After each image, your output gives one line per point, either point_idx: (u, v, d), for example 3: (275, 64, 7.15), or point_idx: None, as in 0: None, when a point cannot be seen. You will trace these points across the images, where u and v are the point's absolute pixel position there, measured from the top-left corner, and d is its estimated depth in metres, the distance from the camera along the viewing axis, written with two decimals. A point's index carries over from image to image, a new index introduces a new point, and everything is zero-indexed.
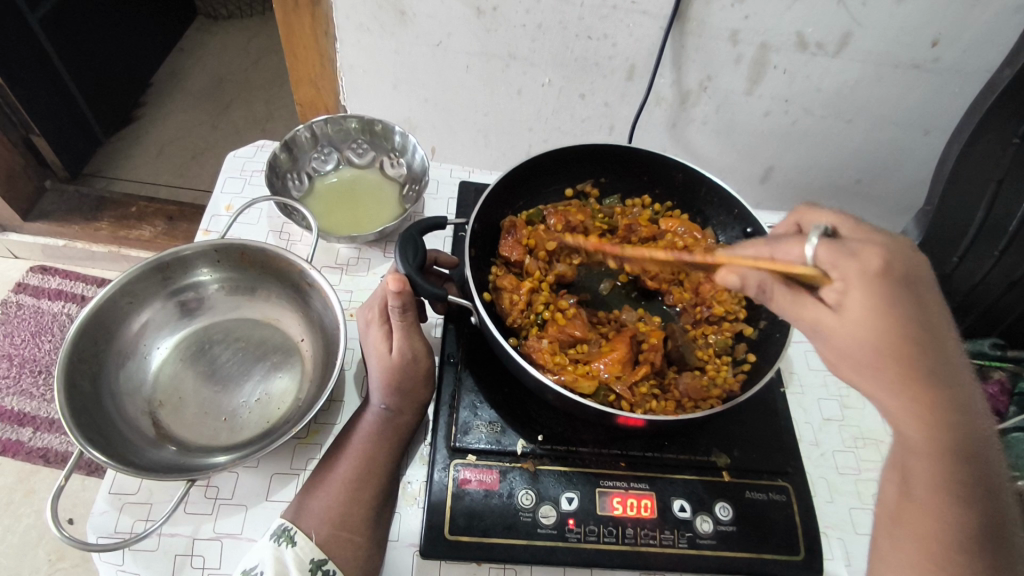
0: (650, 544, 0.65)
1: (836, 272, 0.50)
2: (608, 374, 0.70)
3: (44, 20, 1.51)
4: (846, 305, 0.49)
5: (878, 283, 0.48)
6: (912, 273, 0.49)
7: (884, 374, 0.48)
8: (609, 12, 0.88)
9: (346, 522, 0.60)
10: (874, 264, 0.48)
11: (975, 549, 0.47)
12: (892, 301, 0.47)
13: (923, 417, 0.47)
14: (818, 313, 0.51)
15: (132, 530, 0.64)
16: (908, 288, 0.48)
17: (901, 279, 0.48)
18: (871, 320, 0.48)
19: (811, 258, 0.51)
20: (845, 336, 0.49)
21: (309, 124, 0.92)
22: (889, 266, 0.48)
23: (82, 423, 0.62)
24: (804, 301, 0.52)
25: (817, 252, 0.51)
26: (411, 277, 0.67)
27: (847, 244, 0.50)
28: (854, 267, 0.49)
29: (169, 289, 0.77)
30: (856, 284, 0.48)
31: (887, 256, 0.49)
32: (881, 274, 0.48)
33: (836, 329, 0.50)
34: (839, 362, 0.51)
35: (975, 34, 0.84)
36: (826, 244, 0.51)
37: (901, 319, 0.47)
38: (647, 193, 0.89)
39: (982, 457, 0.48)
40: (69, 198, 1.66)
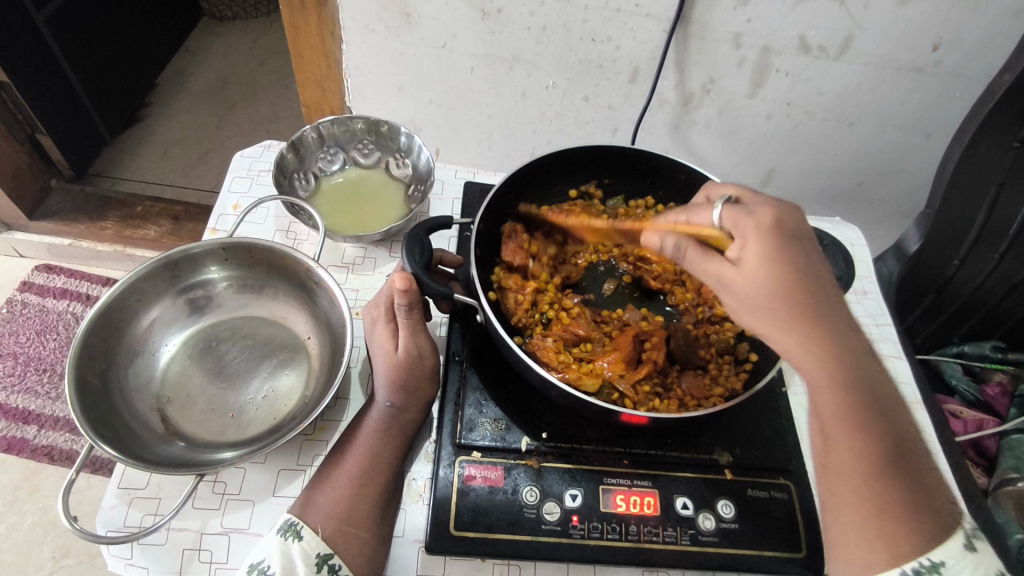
0: (652, 541, 0.66)
1: (738, 230, 0.55)
2: (611, 372, 0.71)
3: (51, 21, 1.52)
4: (744, 258, 0.54)
5: (771, 234, 0.53)
6: (795, 225, 0.55)
7: (784, 314, 0.52)
8: (613, 15, 0.89)
9: (351, 517, 0.61)
10: (769, 221, 0.54)
11: (892, 474, 0.51)
12: (783, 251, 0.53)
13: (822, 354, 0.52)
14: (720, 269, 0.55)
15: (140, 524, 0.65)
16: (795, 237, 0.54)
17: (790, 232, 0.54)
18: (763, 266, 0.52)
19: (717, 220, 0.57)
20: (745, 285, 0.54)
21: (316, 124, 0.93)
22: (780, 222, 0.54)
23: (91, 417, 0.63)
24: (712, 261, 0.56)
25: (721, 215, 0.57)
26: (418, 276, 0.68)
27: (745, 206, 0.56)
28: (750, 224, 0.54)
29: (178, 286, 0.78)
30: (752, 239, 0.53)
31: (779, 215, 0.55)
32: (775, 228, 0.54)
33: (735, 279, 0.54)
34: (746, 309, 0.55)
35: (976, 38, 0.84)
36: (729, 207, 0.57)
37: (786, 264, 0.52)
38: (651, 194, 0.90)
39: (875, 384, 0.53)
40: (75, 197, 1.67)
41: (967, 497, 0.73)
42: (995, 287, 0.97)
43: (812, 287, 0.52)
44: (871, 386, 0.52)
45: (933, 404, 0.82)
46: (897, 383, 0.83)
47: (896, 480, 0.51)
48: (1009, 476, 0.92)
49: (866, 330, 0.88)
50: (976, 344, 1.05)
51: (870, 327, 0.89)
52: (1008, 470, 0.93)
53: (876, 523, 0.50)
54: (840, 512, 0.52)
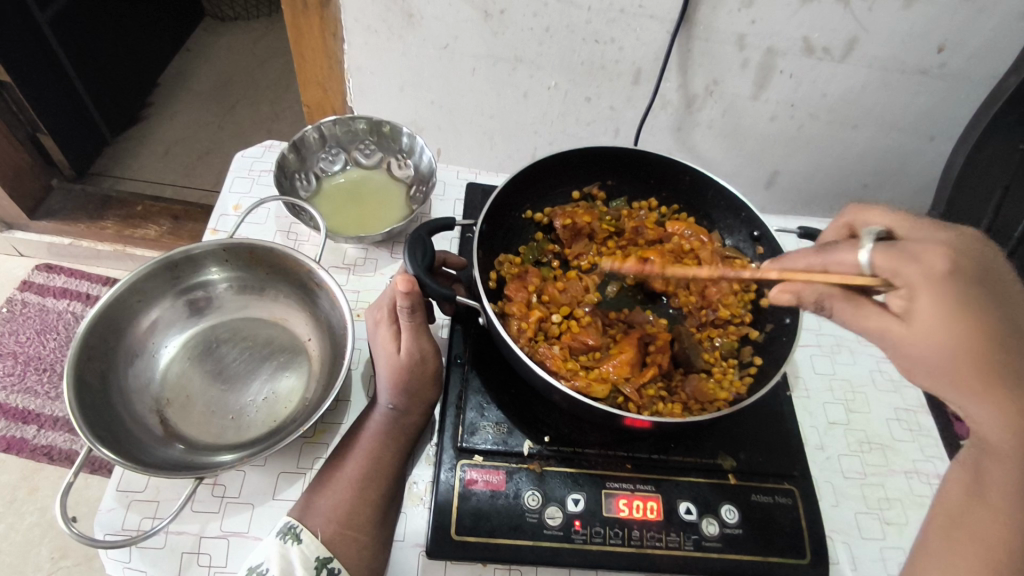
0: (655, 546, 0.65)
1: (899, 278, 0.49)
2: (616, 376, 0.70)
3: (53, 22, 1.52)
4: (915, 313, 0.48)
5: (947, 282, 0.47)
6: (983, 268, 0.49)
7: (974, 376, 0.48)
8: (616, 16, 0.89)
9: (353, 521, 0.60)
10: (940, 267, 0.48)
11: None
12: (963, 301, 0.47)
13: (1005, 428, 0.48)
14: (887, 325, 0.50)
15: (139, 527, 0.64)
16: (978, 282, 0.48)
17: (971, 274, 0.48)
18: (948, 326, 0.47)
19: (867, 263, 0.51)
20: (915, 348, 0.49)
21: (318, 125, 0.92)
22: (957, 263, 0.48)
23: (90, 420, 0.62)
24: (870, 313, 0.51)
25: (872, 258, 0.51)
26: (420, 278, 0.68)
27: (904, 245, 0.50)
28: (916, 273, 0.48)
29: (178, 287, 0.77)
30: (924, 292, 0.48)
31: (953, 254, 0.48)
32: (951, 273, 0.47)
33: (906, 337, 0.49)
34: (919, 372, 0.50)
35: (981, 41, 0.84)
36: (882, 249, 0.50)
37: (981, 321, 0.47)
38: (654, 195, 0.89)
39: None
40: (75, 196, 1.66)
41: None
42: None
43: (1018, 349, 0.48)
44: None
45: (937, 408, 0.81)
46: (901, 387, 0.83)
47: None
48: None
49: None
50: None
51: None
52: None
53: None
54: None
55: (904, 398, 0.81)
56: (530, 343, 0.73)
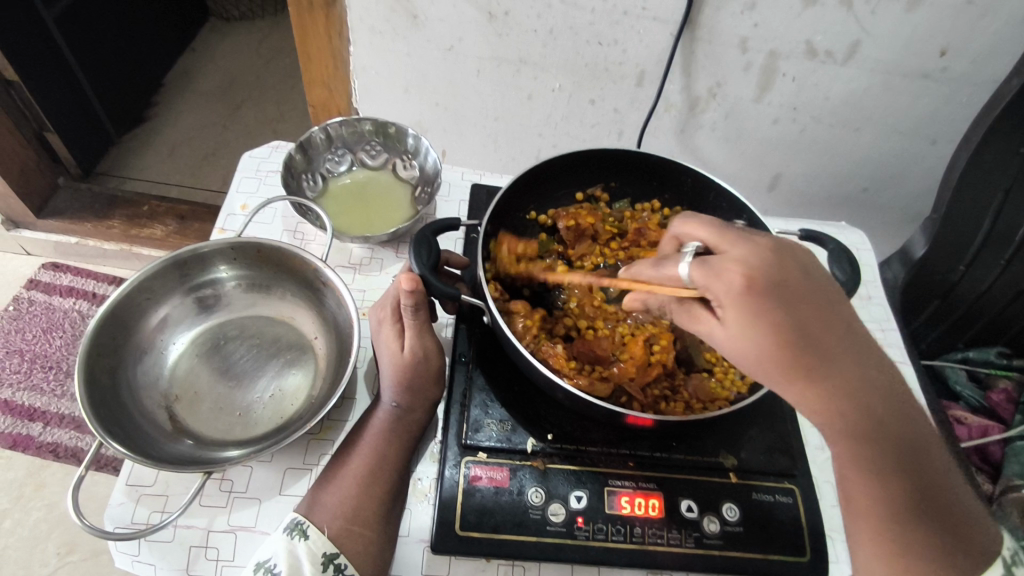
0: (657, 543, 0.66)
1: (710, 293, 0.51)
2: (621, 376, 0.71)
3: (60, 20, 1.53)
4: (727, 324, 0.51)
5: (745, 302, 0.49)
6: (779, 280, 0.50)
7: (778, 373, 0.50)
8: (620, 19, 0.89)
9: (358, 517, 0.61)
10: (739, 285, 0.49)
11: (909, 515, 0.52)
12: (761, 315, 0.49)
13: (825, 406, 0.51)
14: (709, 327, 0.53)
15: (148, 521, 0.65)
16: (772, 297, 0.49)
17: (767, 291, 0.49)
18: (750, 335, 0.49)
19: (687, 278, 0.53)
20: (736, 351, 0.51)
21: (324, 126, 0.93)
22: (753, 282, 0.49)
23: (100, 414, 0.63)
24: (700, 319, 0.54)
25: (690, 273, 0.52)
26: (425, 277, 0.69)
27: (713, 263, 0.51)
28: (721, 291, 0.50)
29: (187, 285, 0.78)
30: (729, 307, 0.49)
31: (750, 274, 0.49)
32: (748, 293, 0.49)
33: (724, 341, 0.52)
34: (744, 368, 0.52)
35: (982, 44, 0.84)
36: (697, 266, 0.51)
37: (777, 329, 0.49)
38: (657, 197, 0.90)
39: (901, 419, 0.52)
40: (82, 195, 1.67)
41: None
42: (1001, 294, 0.96)
43: (809, 339, 0.50)
44: (884, 428, 0.52)
45: (937, 412, 0.82)
46: None
47: (920, 522, 0.52)
48: (1014, 483, 0.93)
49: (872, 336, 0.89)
50: (980, 350, 1.06)
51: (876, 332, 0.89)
52: (1013, 476, 0.94)
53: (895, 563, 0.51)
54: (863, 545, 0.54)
55: None
56: (533, 340, 0.74)
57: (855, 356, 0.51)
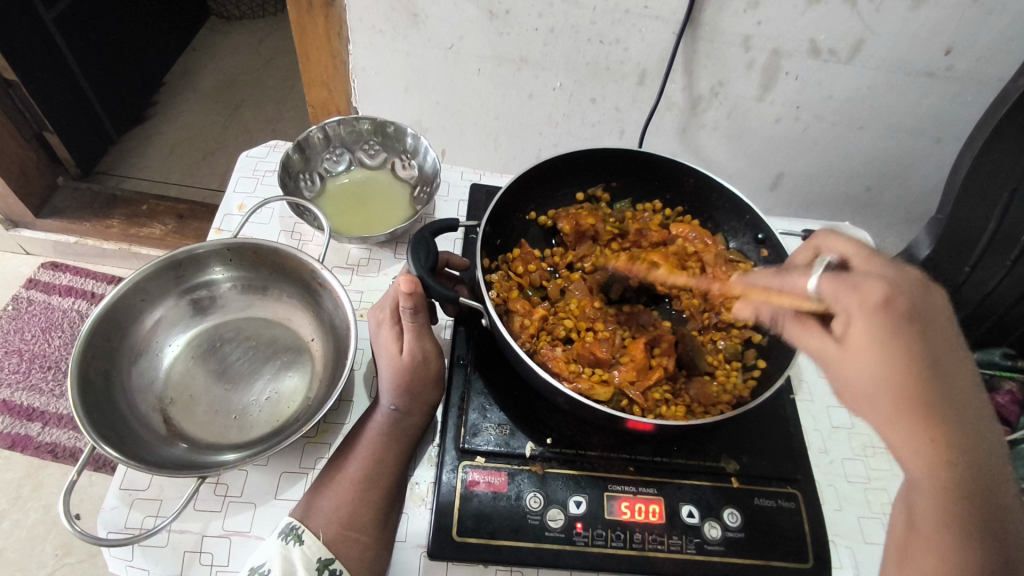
0: (657, 549, 0.65)
1: (840, 303, 0.55)
2: (622, 379, 0.70)
3: (59, 19, 1.52)
4: (847, 337, 0.54)
5: (876, 315, 0.52)
6: (918, 312, 0.53)
7: (887, 401, 0.51)
8: (621, 17, 0.88)
9: (355, 522, 0.61)
10: (874, 296, 0.53)
11: None
12: (891, 334, 0.52)
13: (930, 454, 0.50)
14: (825, 343, 0.57)
15: (141, 526, 0.64)
16: (908, 319, 0.52)
17: (903, 312, 0.52)
18: (870, 348, 0.52)
19: (816, 288, 0.58)
20: (846, 367, 0.55)
21: (322, 125, 0.92)
22: (892, 300, 0.52)
23: (94, 419, 0.62)
24: (811, 331, 0.59)
25: (820, 283, 0.57)
26: (423, 279, 0.67)
27: (850, 278, 0.55)
28: (853, 300, 0.54)
29: (182, 287, 0.77)
30: (858, 318, 0.53)
31: (890, 291, 0.53)
32: (882, 307, 0.52)
33: (838, 358, 0.55)
34: (852, 395, 0.54)
35: (989, 42, 0.83)
36: (830, 277, 0.57)
37: (902, 355, 0.51)
38: (658, 197, 0.89)
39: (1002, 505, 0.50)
40: (81, 195, 1.66)
41: None
42: (1007, 293, 0.95)
43: (933, 376, 0.51)
44: (985, 502, 0.50)
45: None
46: None
47: None
48: None
49: None
50: (985, 351, 1.04)
51: None
52: None
53: None
54: None
55: None
56: (532, 341, 0.73)
57: (971, 422, 0.51)
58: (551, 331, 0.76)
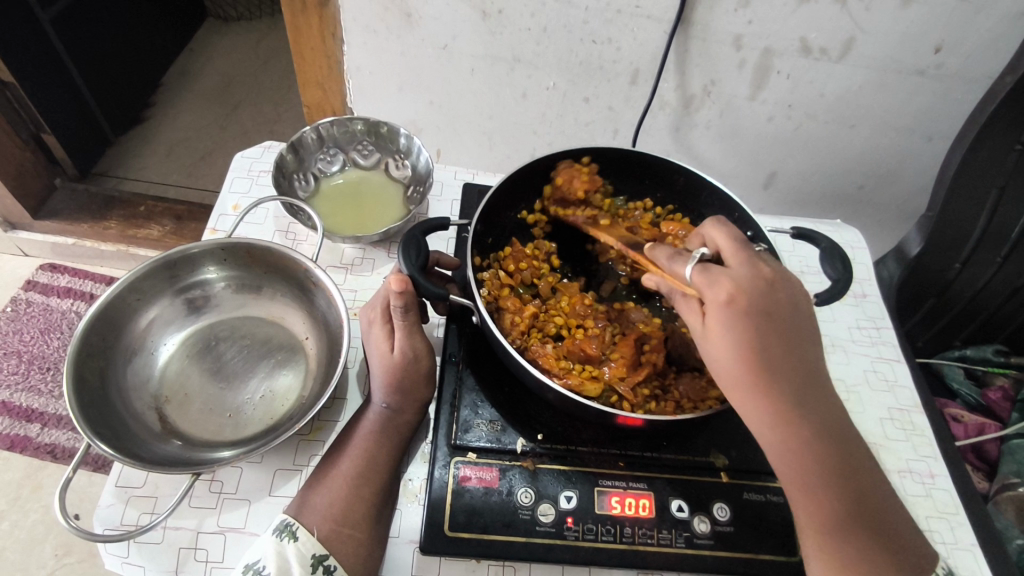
0: (647, 543, 0.66)
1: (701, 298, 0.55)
2: (611, 375, 0.71)
3: (56, 22, 1.53)
4: (710, 328, 0.55)
5: (726, 311, 0.53)
6: (765, 304, 0.54)
7: (747, 384, 0.54)
8: (613, 16, 0.89)
9: (348, 518, 0.61)
10: (728, 289, 0.54)
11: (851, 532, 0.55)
12: (741, 327, 0.53)
13: (781, 427, 0.54)
14: (696, 326, 0.57)
15: (137, 523, 0.65)
16: (753, 313, 0.53)
17: (749, 306, 0.53)
18: (726, 342, 0.54)
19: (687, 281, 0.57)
20: (710, 354, 0.56)
21: (316, 126, 0.93)
22: (737, 296, 0.53)
23: (89, 417, 0.63)
24: (689, 313, 0.58)
25: (689, 278, 0.56)
26: (414, 278, 0.68)
27: (713, 270, 0.55)
28: (712, 296, 0.54)
29: (177, 286, 0.78)
30: (715, 312, 0.54)
31: (739, 288, 0.54)
32: (729, 304, 0.53)
33: (702, 344, 0.57)
34: (719, 378, 0.57)
35: (978, 40, 0.84)
36: (696, 272, 0.56)
37: (749, 345, 0.53)
38: (649, 196, 0.89)
39: (850, 451, 0.56)
40: (79, 196, 1.67)
41: (967, 502, 0.74)
42: (997, 291, 0.96)
43: (779, 358, 0.54)
44: (834, 457, 0.55)
45: (931, 411, 0.82)
46: (895, 387, 0.83)
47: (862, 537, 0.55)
48: (1011, 481, 0.92)
49: (866, 333, 0.89)
50: (977, 348, 1.05)
51: (870, 330, 0.89)
52: (1009, 475, 0.93)
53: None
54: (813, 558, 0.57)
55: (898, 398, 0.82)
56: (522, 338, 0.74)
57: (812, 387, 0.55)
58: (542, 328, 0.76)
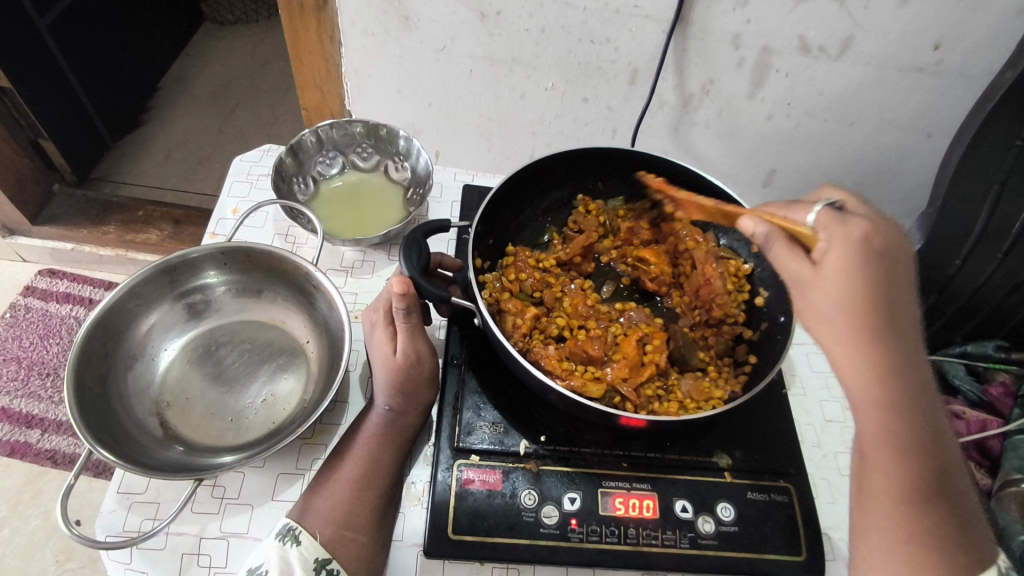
0: (651, 544, 0.65)
1: (825, 235, 0.54)
2: (614, 376, 0.71)
3: (53, 27, 1.53)
4: (827, 263, 0.53)
5: (859, 245, 0.52)
6: (893, 253, 0.54)
7: (850, 325, 0.52)
8: (611, 17, 0.89)
9: (350, 522, 0.61)
10: (855, 227, 0.53)
11: (928, 500, 0.53)
12: (867, 265, 0.52)
13: (874, 377, 0.52)
14: (800, 270, 0.55)
15: (140, 529, 0.65)
16: (884, 255, 0.53)
17: (881, 248, 0.53)
18: (847, 276, 0.52)
19: (812, 222, 0.56)
20: (818, 291, 0.54)
21: (315, 129, 0.93)
22: (872, 236, 0.53)
23: (91, 424, 0.63)
24: (793, 258, 0.56)
25: (817, 217, 0.56)
26: (416, 280, 0.68)
27: (844, 215, 0.55)
28: (841, 231, 0.53)
29: (177, 291, 0.78)
30: (839, 247, 0.53)
31: (872, 230, 0.53)
32: (864, 240, 0.53)
33: (811, 282, 0.54)
34: (811, 318, 0.55)
35: (976, 37, 0.84)
36: (826, 212, 0.56)
37: (866, 287, 0.52)
38: (650, 194, 0.88)
39: (934, 427, 0.54)
40: (78, 202, 1.67)
41: None
42: (999, 285, 0.96)
43: (890, 304, 0.52)
44: (917, 419, 0.53)
45: None
46: None
47: (934, 511, 0.53)
48: (1013, 478, 0.92)
49: None
50: (978, 344, 1.05)
51: None
52: (1012, 471, 0.93)
53: (909, 548, 0.53)
54: (874, 531, 0.55)
55: None
56: (524, 340, 0.74)
57: (907, 350, 0.53)
58: (544, 331, 0.76)
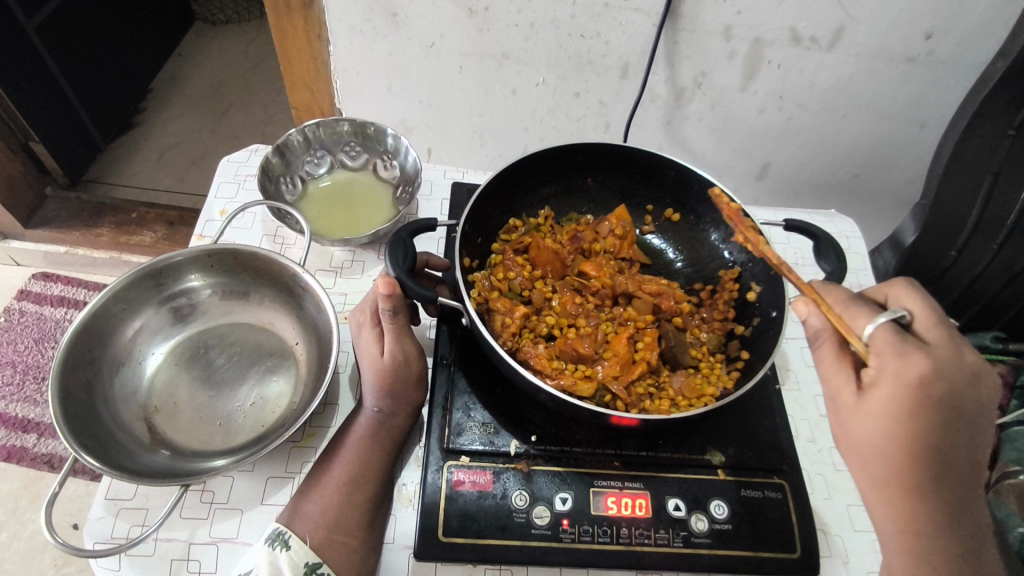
0: (644, 543, 0.65)
1: (879, 359, 0.53)
2: (605, 375, 0.71)
3: (41, 29, 1.52)
4: (870, 398, 0.54)
5: (907, 389, 0.51)
6: (949, 408, 0.52)
7: (881, 466, 0.54)
8: (601, 10, 0.88)
9: (340, 525, 0.60)
10: (916, 371, 0.51)
11: None
12: (914, 411, 0.52)
13: (901, 516, 0.54)
14: (843, 390, 0.56)
15: (128, 536, 0.64)
16: (936, 405, 0.51)
17: (935, 398, 0.51)
18: (884, 418, 0.53)
19: (869, 334, 0.54)
20: (853, 423, 0.55)
21: (301, 128, 0.92)
22: (929, 381, 0.51)
23: (76, 428, 0.62)
24: (839, 372, 0.57)
25: (875, 332, 0.54)
26: (401, 280, 0.67)
27: (906, 342, 0.52)
28: (894, 367, 0.52)
29: (162, 295, 0.77)
30: (885, 383, 0.52)
31: (934, 375, 0.51)
32: (918, 383, 0.51)
33: (850, 410, 0.55)
34: (845, 443, 0.57)
35: (970, 25, 0.83)
36: (889, 331, 0.53)
37: (902, 434, 0.52)
38: (642, 189, 0.88)
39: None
40: (70, 205, 1.66)
41: None
42: (996, 275, 0.94)
43: (940, 453, 0.52)
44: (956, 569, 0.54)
45: None
46: None
47: None
48: (1012, 469, 0.91)
49: None
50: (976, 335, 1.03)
51: None
52: (1010, 463, 0.92)
53: None
54: None
55: None
56: (513, 340, 0.73)
57: (952, 499, 0.54)
58: (533, 330, 0.76)
